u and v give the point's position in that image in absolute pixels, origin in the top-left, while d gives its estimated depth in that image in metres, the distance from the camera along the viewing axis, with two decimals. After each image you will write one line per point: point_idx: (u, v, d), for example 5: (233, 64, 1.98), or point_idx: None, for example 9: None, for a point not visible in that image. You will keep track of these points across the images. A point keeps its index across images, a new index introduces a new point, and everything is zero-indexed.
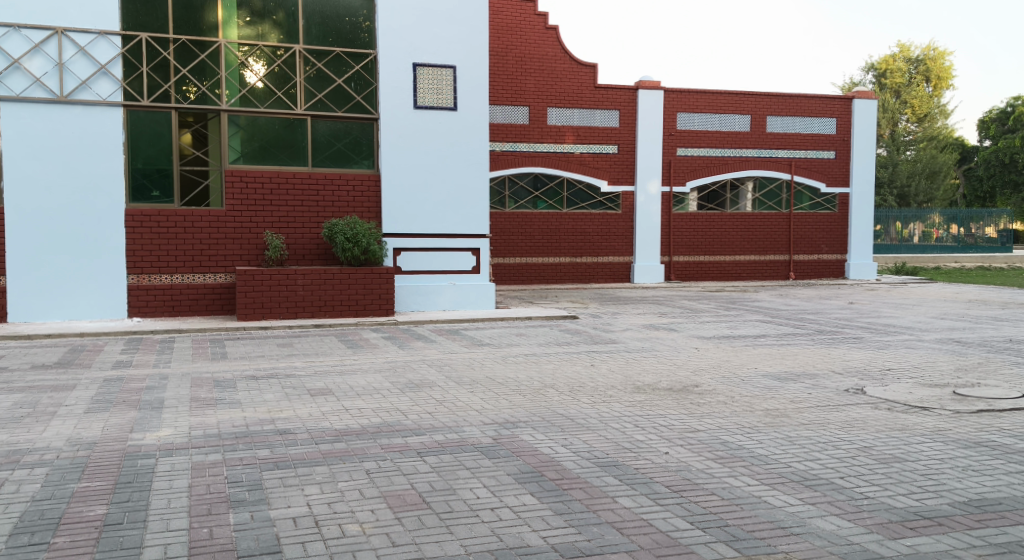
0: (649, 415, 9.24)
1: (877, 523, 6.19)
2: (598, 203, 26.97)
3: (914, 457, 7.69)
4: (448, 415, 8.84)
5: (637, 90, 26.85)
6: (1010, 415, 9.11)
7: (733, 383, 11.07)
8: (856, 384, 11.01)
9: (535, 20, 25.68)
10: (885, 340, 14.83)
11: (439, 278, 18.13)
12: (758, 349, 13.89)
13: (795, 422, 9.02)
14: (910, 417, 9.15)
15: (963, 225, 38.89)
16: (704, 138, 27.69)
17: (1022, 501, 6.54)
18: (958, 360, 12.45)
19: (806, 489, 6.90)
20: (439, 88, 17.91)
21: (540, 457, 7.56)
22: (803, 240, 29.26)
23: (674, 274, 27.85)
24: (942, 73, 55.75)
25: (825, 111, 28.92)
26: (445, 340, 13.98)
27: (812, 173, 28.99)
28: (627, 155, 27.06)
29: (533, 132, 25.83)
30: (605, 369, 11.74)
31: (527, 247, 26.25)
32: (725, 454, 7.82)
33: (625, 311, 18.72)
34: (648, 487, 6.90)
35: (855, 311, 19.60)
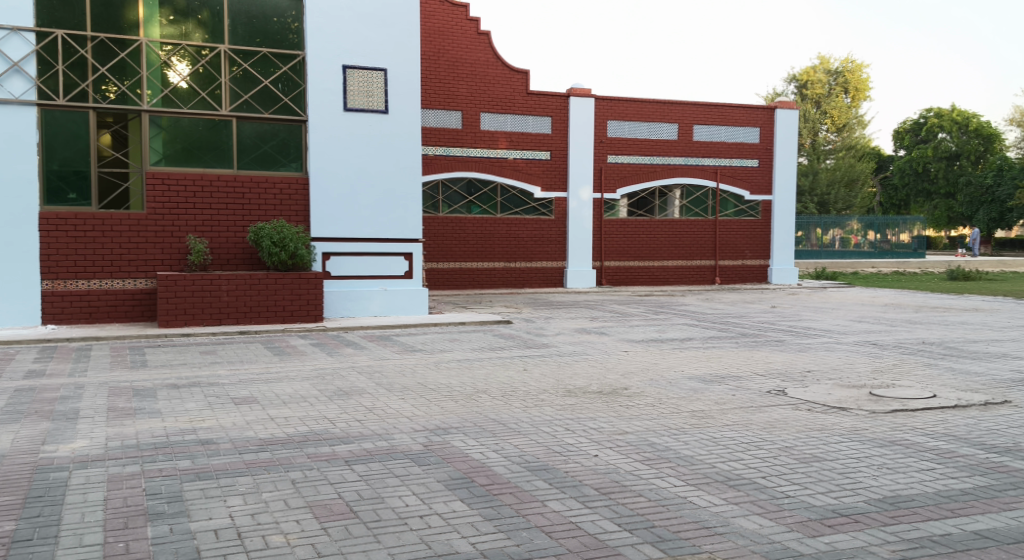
0: (580, 418, 9.30)
1: (797, 522, 6.34)
2: (531, 208, 27.07)
3: (832, 456, 7.91)
4: (377, 422, 8.76)
5: (568, 97, 27.06)
6: (922, 414, 9.45)
7: (661, 386, 11.22)
8: (778, 386, 11.28)
9: (468, 25, 25.66)
10: (805, 343, 15.22)
11: (370, 282, 18.00)
12: (686, 352, 14.12)
13: (720, 424, 9.18)
14: (829, 417, 9.42)
15: (879, 232, 40.26)
16: (633, 145, 28.08)
17: (933, 497, 6.78)
18: (874, 362, 12.86)
19: (730, 489, 7.03)
20: (369, 90, 17.78)
21: (470, 463, 7.55)
22: (728, 246, 29.88)
23: (605, 278, 28.14)
24: (860, 85, 58.03)
25: (749, 120, 29.60)
26: (376, 346, 13.86)
27: (736, 181, 29.65)
28: (560, 162, 27.20)
29: (466, 136, 25.78)
30: (536, 374, 11.78)
31: (461, 252, 26.16)
32: (652, 455, 7.94)
33: (557, 316, 18.85)
34: (577, 491, 6.94)
35: (777, 315, 20.09)
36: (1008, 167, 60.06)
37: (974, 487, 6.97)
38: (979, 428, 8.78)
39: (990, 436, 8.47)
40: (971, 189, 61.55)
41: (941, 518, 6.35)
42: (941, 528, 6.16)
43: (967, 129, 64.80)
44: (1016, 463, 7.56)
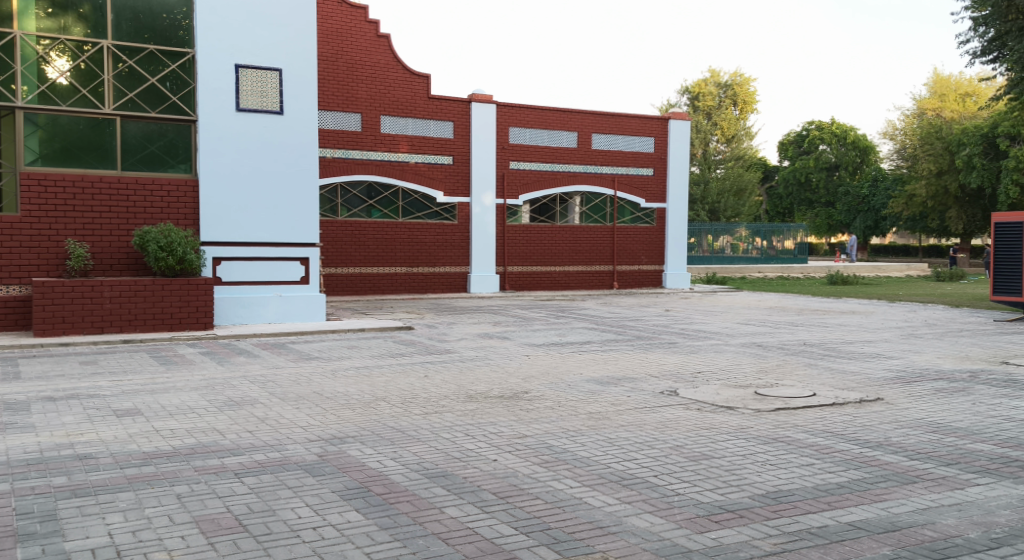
0: (479, 423, 9.32)
1: (686, 519, 6.52)
2: (433, 213, 26.94)
3: (720, 454, 8.16)
4: (269, 433, 8.57)
5: (470, 102, 27.13)
6: (804, 412, 9.86)
7: (560, 389, 11.35)
8: (671, 387, 11.58)
9: (367, 27, 25.40)
10: (696, 345, 15.68)
11: (264, 288, 17.61)
12: (584, 355, 14.33)
13: (615, 425, 9.35)
14: (718, 416, 9.72)
15: (766, 238, 41.85)
16: (534, 152, 28.40)
17: (812, 491, 7.09)
18: (759, 363, 13.36)
19: (624, 489, 7.17)
20: (263, 90, 17.43)
21: (367, 472, 7.47)
22: (625, 252, 30.47)
23: (508, 283, 28.27)
24: (748, 98, 60.01)
25: (644, 130, 30.36)
26: (270, 355, 13.55)
27: (633, 189, 30.32)
28: (462, 166, 27.22)
29: (366, 139, 25.44)
30: (437, 380, 11.74)
31: (361, 257, 25.67)
32: (549, 458, 8.03)
33: (458, 321, 18.85)
34: (475, 496, 6.96)
35: (670, 318, 20.63)
36: (882, 177, 63.33)
37: (850, 480, 7.31)
38: (855, 424, 9.22)
39: (865, 431, 8.90)
40: (849, 199, 64.38)
41: (819, 511, 6.63)
42: (819, 521, 6.43)
43: (845, 142, 67.88)
44: (887, 456, 7.98)
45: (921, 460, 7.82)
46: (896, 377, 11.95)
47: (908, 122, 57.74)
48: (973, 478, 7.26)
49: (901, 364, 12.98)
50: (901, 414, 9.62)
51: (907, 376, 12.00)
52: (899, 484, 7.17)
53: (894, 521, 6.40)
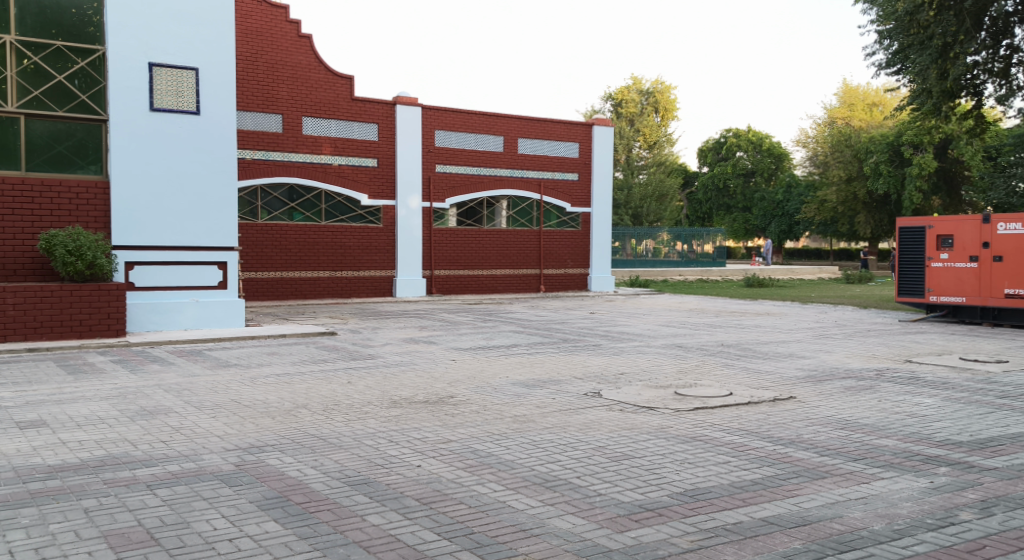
0: (404, 429, 9.27)
1: (607, 519, 6.60)
2: (357, 216, 26.66)
3: (640, 454, 8.28)
4: (184, 443, 8.38)
5: (395, 105, 27.00)
6: (721, 411, 10.08)
7: (485, 393, 11.36)
8: (594, 388, 11.71)
9: (288, 27, 25.06)
10: (619, 347, 15.86)
11: (179, 293, 17.19)
12: (510, 358, 14.37)
13: (540, 428, 9.41)
14: (639, 417, 9.87)
15: (687, 242, 42.51)
16: (460, 155, 28.41)
17: (728, 488, 7.25)
18: (679, 364, 13.60)
19: (547, 491, 7.22)
20: (179, 90, 17.05)
21: (286, 482, 7.35)
22: (552, 255, 30.68)
23: (435, 287, 28.12)
24: (669, 106, 61.05)
25: (569, 136, 30.72)
26: (186, 362, 13.24)
27: (559, 194, 30.61)
28: (386, 169, 27.03)
29: (287, 140, 25.05)
30: (360, 386, 11.63)
31: (282, 261, 25.17)
32: (473, 462, 8.03)
33: (383, 326, 18.71)
34: (397, 503, 6.92)
35: (595, 321, 20.82)
36: (796, 183, 65.36)
37: (764, 477, 7.51)
38: (770, 422, 9.47)
39: (779, 429, 9.14)
40: (764, 204, 66.61)
41: (734, 508, 6.79)
42: (733, 517, 6.59)
43: (761, 149, 69.03)
44: (799, 453, 8.22)
45: (831, 456, 8.07)
46: (809, 376, 12.32)
47: (819, 130, 59.62)
48: (879, 473, 7.52)
49: (813, 364, 13.39)
50: (813, 412, 9.90)
51: (819, 374, 12.37)
52: (810, 480, 7.39)
53: (805, 515, 6.60)
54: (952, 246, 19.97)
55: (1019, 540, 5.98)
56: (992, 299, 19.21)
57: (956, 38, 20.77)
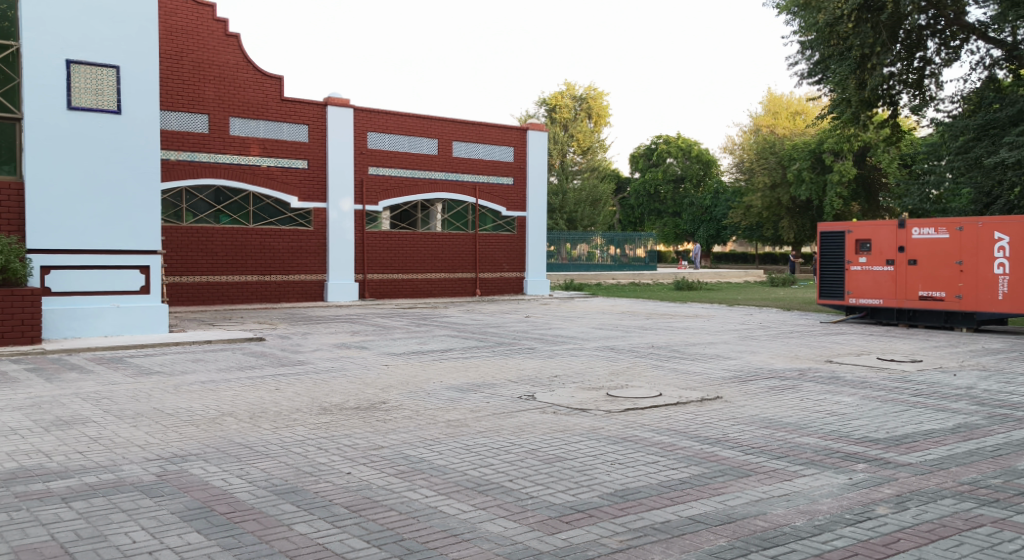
0: (334, 436, 9.15)
1: (538, 521, 6.60)
2: (287, 218, 26.23)
3: (572, 455, 8.32)
4: (103, 453, 8.13)
5: (326, 106, 26.73)
6: (652, 412, 10.19)
7: (418, 398, 11.29)
8: (528, 391, 11.72)
9: (214, 26, 24.60)
10: (553, 350, 15.94)
11: (100, 298, 16.72)
12: (444, 363, 14.30)
13: (473, 432, 9.38)
14: (572, 418, 9.91)
15: (619, 246, 43.05)
16: (394, 158, 28.24)
17: (657, 488, 7.33)
18: (611, 365, 13.72)
19: (478, 495, 7.19)
20: (99, 88, 16.58)
21: (210, 491, 7.18)
22: (487, 259, 30.67)
23: (367, 291, 27.81)
24: (601, 112, 61.48)
25: (504, 140, 30.87)
26: (105, 370, 12.84)
27: (494, 197, 30.67)
28: (317, 171, 26.70)
29: (214, 141, 24.54)
30: (289, 393, 11.43)
31: (209, 265, 24.60)
32: (405, 468, 7.96)
33: (314, 331, 18.46)
34: (326, 511, 6.82)
35: (529, 324, 20.91)
36: (723, 190, 66.80)
37: (692, 476, 7.61)
38: (698, 422, 9.60)
39: (706, 428, 9.28)
40: (693, 209, 67.94)
41: (663, 507, 6.86)
42: (661, 516, 6.66)
43: (690, 155, 70.24)
44: (725, 451, 8.35)
45: (756, 454, 8.22)
46: (735, 376, 12.55)
47: (745, 138, 60.92)
48: (801, 470, 7.69)
49: (739, 364, 13.64)
50: (739, 412, 10.07)
51: (744, 375, 12.61)
52: (735, 478, 7.52)
53: (731, 512, 6.70)
54: (870, 250, 20.63)
55: (931, 533, 6.17)
56: (908, 301, 19.78)
57: (874, 50, 21.48)
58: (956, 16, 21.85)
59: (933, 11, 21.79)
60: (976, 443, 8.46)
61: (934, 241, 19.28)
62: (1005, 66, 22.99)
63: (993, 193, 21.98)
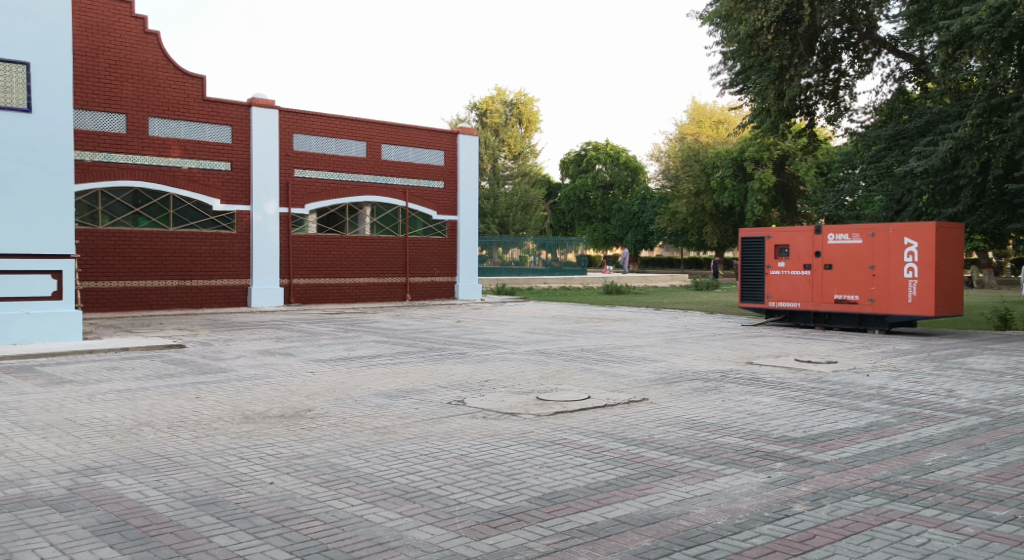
0: (257, 445, 8.96)
1: (466, 527, 6.56)
2: (209, 222, 25.65)
3: (501, 459, 8.30)
4: (10, 467, 7.80)
5: (250, 106, 26.28)
6: (580, 414, 10.24)
7: (345, 405, 11.12)
8: (457, 396, 11.67)
9: (133, 22, 23.99)
10: (483, 354, 15.92)
11: (8, 305, 16.11)
12: (372, 369, 14.15)
13: (400, 439, 9.29)
14: (501, 423, 9.89)
15: (551, 251, 43.39)
16: (321, 160, 27.89)
17: (584, 490, 7.35)
18: (540, 369, 13.75)
19: (405, 502, 7.12)
20: (8, 85, 15.99)
21: (125, 504, 6.96)
22: (417, 263, 30.48)
23: (293, 296, 27.33)
24: (532, 117, 60.89)
25: (433, 143, 30.78)
26: (15, 380, 12.34)
27: (424, 201, 30.53)
28: (241, 173, 26.21)
29: (132, 142, 23.90)
30: (210, 401, 11.16)
31: (126, 270, 23.92)
32: (330, 477, 7.83)
33: (238, 337, 18.07)
34: (247, 522, 6.65)
35: (460, 329, 20.84)
36: (651, 196, 67.87)
37: (618, 477, 7.66)
38: (625, 424, 9.69)
39: (632, 430, 9.36)
40: (621, 215, 68.89)
41: (589, 509, 6.89)
42: (588, 518, 6.67)
43: (618, 162, 71.13)
44: (650, 452, 8.43)
45: (680, 454, 8.33)
46: (661, 378, 12.72)
47: (671, 145, 61.96)
48: (722, 469, 7.80)
49: (665, 367, 13.81)
50: (664, 413, 10.20)
51: (670, 377, 12.78)
52: (660, 479, 7.59)
53: (655, 513, 6.76)
54: (789, 255, 21.12)
55: (846, 529, 6.32)
56: (824, 304, 20.33)
57: (791, 61, 22.16)
58: (869, 30, 22.83)
59: (847, 24, 22.51)
60: (886, 441, 8.72)
61: (849, 247, 19.82)
62: (914, 79, 23.81)
63: (903, 201, 22.60)
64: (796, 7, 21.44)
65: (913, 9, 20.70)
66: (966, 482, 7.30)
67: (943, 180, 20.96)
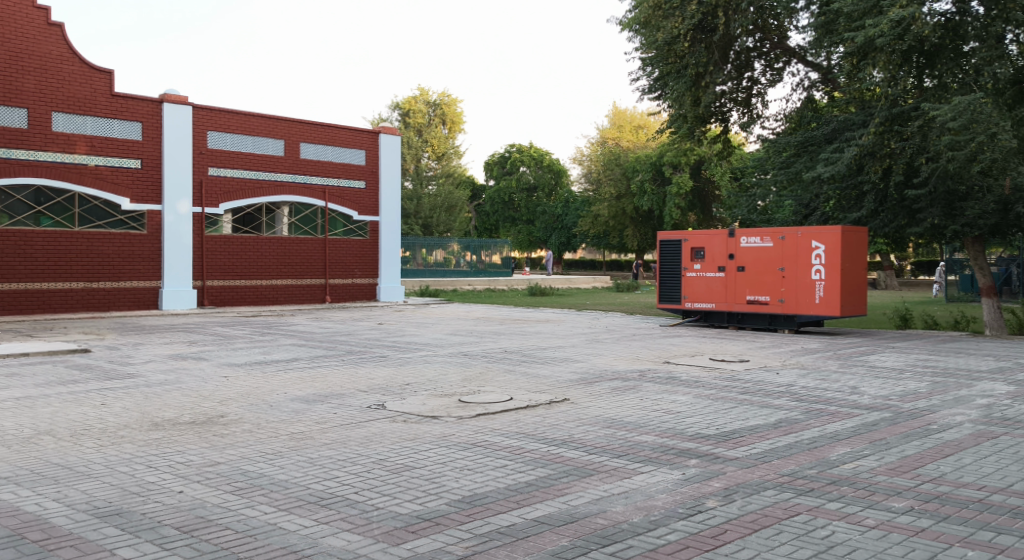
0: (166, 453, 8.67)
1: (383, 532, 6.45)
2: (118, 221, 24.82)
3: (421, 463, 8.22)
4: None
5: (161, 103, 25.54)
6: (502, 416, 10.21)
7: (260, 411, 10.85)
8: (377, 400, 11.52)
9: (35, 13, 23.38)
10: (405, 357, 15.78)
11: None
12: (289, 373, 13.86)
13: (317, 444, 9.10)
14: (421, 426, 9.78)
15: (476, 253, 43.32)
16: (236, 158, 27.27)
17: (503, 492, 7.32)
18: (462, 371, 13.68)
19: (321, 509, 6.97)
20: None
21: (21, 518, 6.64)
22: (337, 265, 30.07)
23: (207, 298, 26.62)
24: (456, 118, 61.65)
25: (354, 142, 30.44)
26: None
27: (344, 201, 30.14)
28: (152, 172, 25.44)
29: (34, 137, 23.08)
30: (117, 408, 10.78)
31: (26, 271, 22.97)
32: (243, 484, 7.62)
33: (149, 342, 17.51)
34: (154, 533, 6.43)
35: (381, 331, 20.60)
36: (574, 198, 68.49)
37: (538, 478, 7.66)
38: (545, 424, 9.70)
39: (553, 430, 9.37)
40: (546, 217, 69.43)
41: (508, 511, 6.85)
42: (507, 520, 6.64)
43: (542, 165, 71.51)
44: (570, 452, 8.45)
45: (598, 453, 8.36)
46: (581, 378, 12.78)
47: (593, 149, 62.61)
48: (639, 467, 7.88)
49: (586, 367, 13.90)
50: (584, 413, 10.25)
51: (590, 377, 12.86)
52: (579, 478, 7.61)
53: (573, 512, 6.77)
54: (704, 258, 21.51)
55: (755, 523, 6.44)
56: (737, 306, 20.77)
57: (707, 69, 22.63)
58: (779, 40, 23.44)
59: (760, 34, 23.06)
60: (795, 437, 8.93)
61: (761, 250, 20.30)
62: (822, 88, 24.53)
63: (811, 205, 23.26)
64: (711, 15, 21.88)
65: (820, 21, 21.27)
66: (868, 476, 7.51)
67: (848, 185, 21.68)
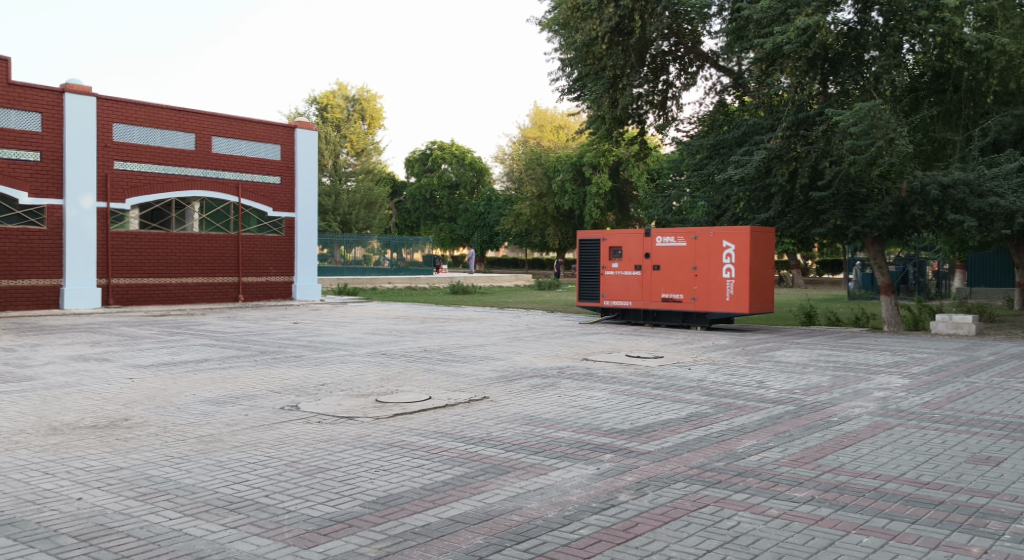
0: (65, 459, 8.32)
1: (294, 536, 6.31)
2: (15, 217, 23.82)
3: (334, 465, 8.07)
4: None
5: (63, 93, 24.62)
6: (419, 416, 10.11)
7: (167, 413, 10.51)
8: (291, 401, 11.29)
9: None
10: (322, 357, 15.52)
11: None
12: (200, 374, 13.48)
13: (227, 447, 8.86)
14: (336, 428, 9.61)
15: (397, 250, 43.05)
16: (144, 152, 26.43)
17: (419, 491, 7.24)
18: (380, 371, 13.52)
19: (230, 514, 6.78)
20: None
21: None
22: (251, 263, 29.42)
23: (112, 297, 25.75)
24: (376, 114, 60.32)
25: (269, 137, 29.82)
26: None
27: (259, 197, 29.52)
28: (52, 165, 24.49)
29: None
30: (12, 412, 10.30)
31: None
32: (148, 490, 7.36)
33: (49, 343, 16.79)
34: (49, 542, 6.16)
35: (297, 330, 20.22)
36: (496, 197, 68.58)
37: (454, 477, 7.60)
38: (463, 423, 9.65)
39: (469, 429, 9.32)
40: (467, 215, 69.39)
41: (422, 510, 6.78)
42: (422, 520, 6.57)
43: (464, 162, 70.89)
44: (486, 450, 8.42)
45: (515, 451, 8.35)
46: (499, 376, 12.77)
47: (514, 148, 62.83)
48: (554, 464, 7.90)
49: (505, 365, 13.90)
50: (502, 411, 10.23)
51: (508, 375, 12.86)
52: (495, 476, 7.59)
53: (487, 510, 6.74)
54: (621, 257, 21.75)
55: (665, 515, 6.52)
56: (652, 303, 21.08)
57: (624, 71, 22.86)
58: (693, 44, 23.76)
59: (674, 37, 23.42)
60: (705, 430, 9.09)
61: (675, 249, 20.63)
62: (733, 92, 25.08)
63: (723, 206, 23.50)
64: (627, 19, 22.03)
65: (731, 27, 21.83)
66: (772, 467, 7.69)
67: (757, 187, 22.25)
